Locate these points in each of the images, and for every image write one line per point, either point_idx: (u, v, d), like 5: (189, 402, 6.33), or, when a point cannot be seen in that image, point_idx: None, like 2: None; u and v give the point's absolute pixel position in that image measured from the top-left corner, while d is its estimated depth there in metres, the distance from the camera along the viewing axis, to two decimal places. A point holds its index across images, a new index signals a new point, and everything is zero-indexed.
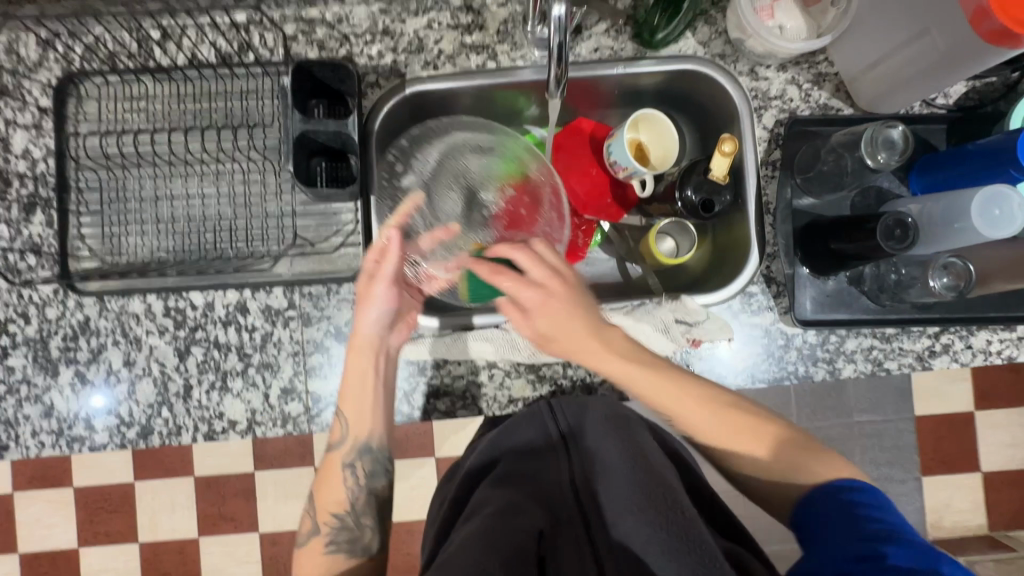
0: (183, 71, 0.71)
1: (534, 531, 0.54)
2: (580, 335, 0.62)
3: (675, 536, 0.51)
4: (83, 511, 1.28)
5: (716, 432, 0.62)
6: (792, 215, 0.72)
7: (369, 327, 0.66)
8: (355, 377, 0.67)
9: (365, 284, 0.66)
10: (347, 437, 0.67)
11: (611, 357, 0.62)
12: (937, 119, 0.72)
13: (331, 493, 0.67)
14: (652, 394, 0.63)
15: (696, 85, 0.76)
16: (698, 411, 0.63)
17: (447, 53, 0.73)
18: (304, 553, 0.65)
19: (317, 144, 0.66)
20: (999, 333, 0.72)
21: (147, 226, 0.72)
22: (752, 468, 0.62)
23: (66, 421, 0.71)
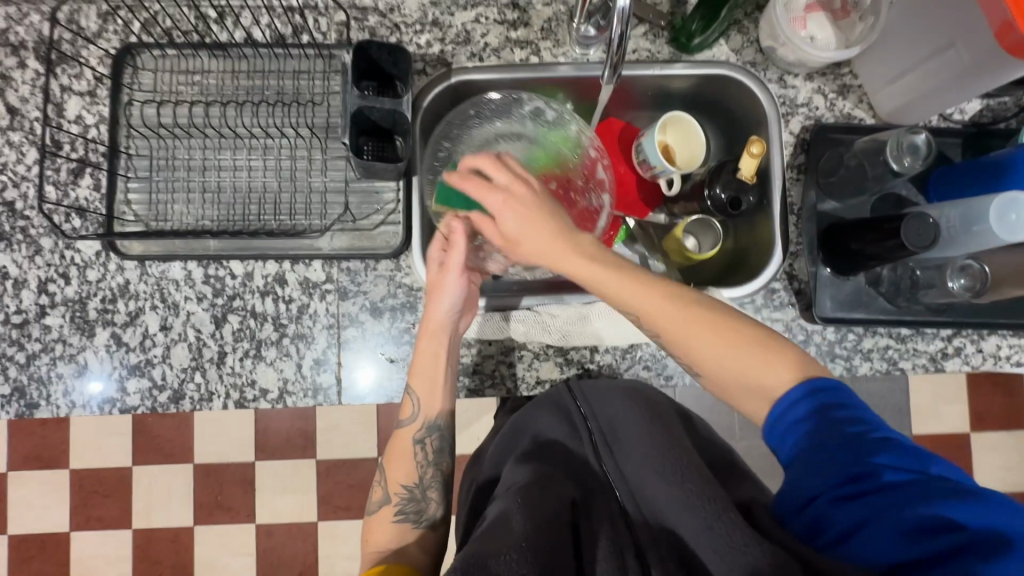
0: (240, 48, 0.74)
1: (567, 499, 0.55)
2: (552, 237, 0.60)
3: (690, 490, 0.52)
4: (75, 494, 1.19)
5: (687, 340, 0.56)
6: (816, 215, 0.76)
7: (441, 310, 0.68)
8: (428, 358, 0.68)
9: (436, 274, 0.68)
10: (417, 415, 0.68)
11: (578, 258, 0.59)
12: (952, 133, 0.76)
13: (401, 466, 0.68)
14: (616, 298, 0.58)
15: (727, 88, 0.80)
16: (692, 329, 0.56)
17: (493, 47, 0.77)
18: (375, 520, 0.66)
19: (368, 122, 0.68)
20: (1008, 339, 0.75)
21: (193, 194, 0.73)
22: (732, 381, 0.56)
23: (63, 396, 0.72)
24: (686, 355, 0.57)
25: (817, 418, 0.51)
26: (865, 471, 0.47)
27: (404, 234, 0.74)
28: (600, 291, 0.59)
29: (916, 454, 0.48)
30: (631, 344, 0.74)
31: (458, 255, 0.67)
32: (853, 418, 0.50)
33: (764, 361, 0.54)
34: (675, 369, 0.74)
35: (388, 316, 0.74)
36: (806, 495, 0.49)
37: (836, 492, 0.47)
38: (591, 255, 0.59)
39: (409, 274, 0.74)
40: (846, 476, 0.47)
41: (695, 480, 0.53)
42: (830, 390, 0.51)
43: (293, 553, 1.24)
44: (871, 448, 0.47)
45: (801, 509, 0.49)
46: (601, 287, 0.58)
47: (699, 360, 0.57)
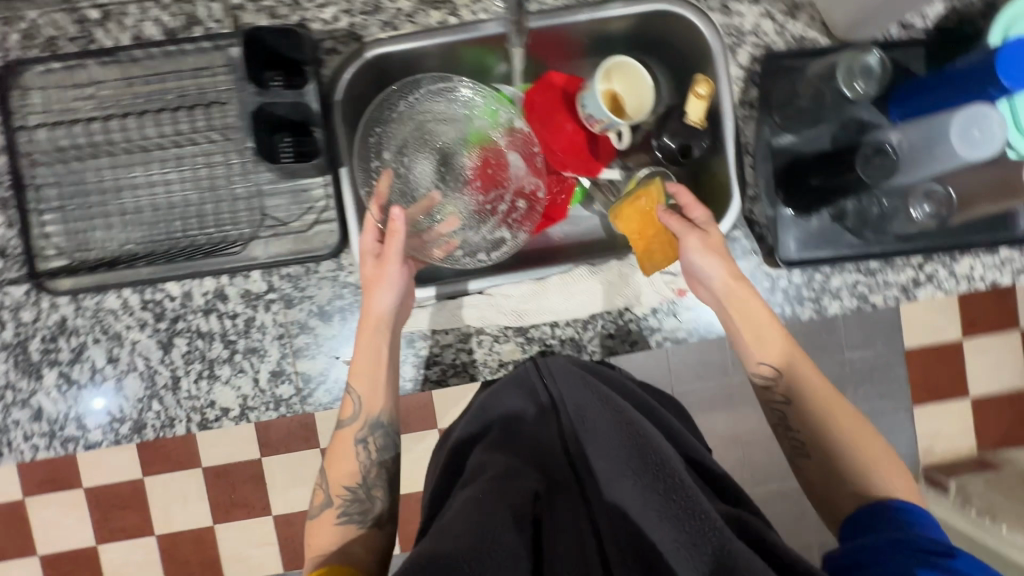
0: (128, 52, 0.67)
1: (530, 492, 0.54)
2: (728, 259, 0.67)
3: (665, 496, 0.49)
4: (97, 509, 1.29)
5: (833, 404, 0.63)
6: (771, 154, 0.71)
7: (381, 305, 0.66)
8: (370, 355, 0.67)
9: (374, 268, 0.66)
10: (359, 414, 0.67)
11: (723, 266, 0.66)
12: (915, 44, 0.70)
13: (343, 465, 0.66)
14: (752, 310, 0.66)
15: (668, 25, 0.73)
16: (841, 405, 0.63)
17: (406, 12, 0.70)
18: (317, 524, 0.65)
19: (278, 118, 0.64)
20: (982, 258, 0.72)
21: (112, 218, 0.69)
22: (838, 473, 0.61)
23: (56, 422, 0.71)
24: (808, 427, 0.63)
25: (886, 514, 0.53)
26: (939, 548, 0.44)
27: (340, 231, 0.70)
28: (739, 312, 0.67)
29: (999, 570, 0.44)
30: (591, 314, 0.71)
31: (395, 247, 0.66)
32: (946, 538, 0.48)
33: (888, 463, 0.60)
34: (640, 334, 0.72)
35: (338, 319, 0.71)
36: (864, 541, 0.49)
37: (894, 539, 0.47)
38: (744, 283, 0.66)
39: (352, 272, 0.71)
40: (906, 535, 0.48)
41: (670, 487, 0.49)
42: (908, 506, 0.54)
43: None
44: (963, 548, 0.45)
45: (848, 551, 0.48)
46: (739, 290, 0.66)
47: (818, 439, 0.63)
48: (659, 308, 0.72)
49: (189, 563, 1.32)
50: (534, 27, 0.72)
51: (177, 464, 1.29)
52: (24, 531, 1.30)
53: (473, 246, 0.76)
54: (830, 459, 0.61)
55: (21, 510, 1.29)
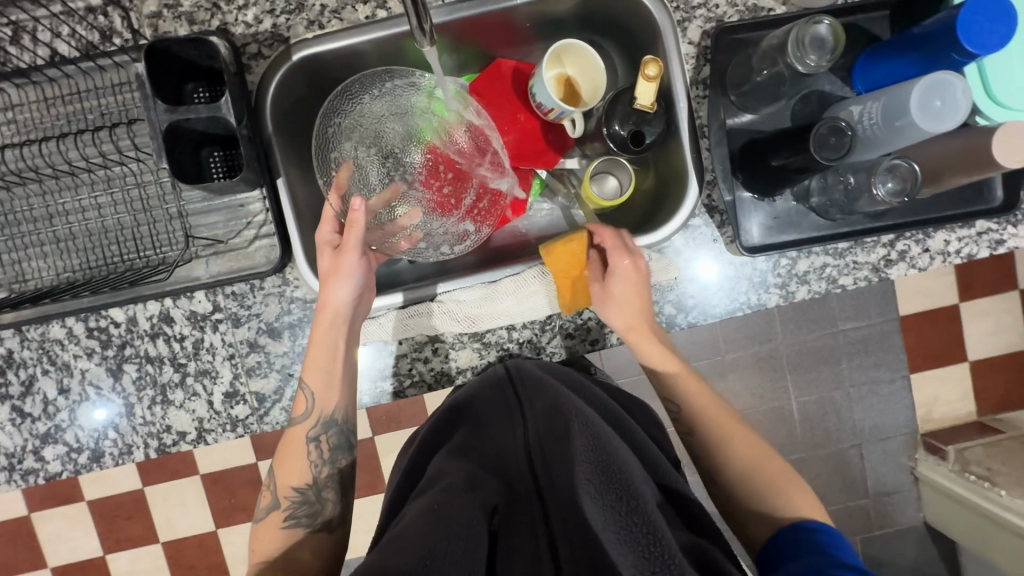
0: (43, 71, 0.65)
1: (486, 505, 0.48)
2: (636, 298, 0.66)
3: (626, 509, 0.43)
4: (101, 520, 1.31)
5: (726, 425, 0.63)
6: (726, 136, 0.66)
7: (339, 294, 0.64)
8: (327, 347, 0.64)
9: (331, 260, 0.64)
10: (311, 411, 0.63)
11: (622, 303, 0.66)
12: (877, 6, 0.65)
13: (294, 471, 0.62)
14: (646, 354, 0.67)
15: (613, 3, 0.68)
16: (732, 427, 0.63)
17: (331, 8, 0.66)
18: (262, 528, 0.61)
19: (199, 133, 0.61)
20: (958, 231, 0.68)
21: (46, 246, 0.67)
22: (742, 500, 0.59)
23: (14, 456, 0.70)
24: (713, 460, 0.62)
25: (803, 543, 0.51)
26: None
27: (281, 245, 0.67)
28: (639, 348, 0.67)
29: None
30: (547, 316, 0.69)
31: (352, 237, 0.63)
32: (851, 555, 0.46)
33: (790, 480, 0.58)
34: (599, 332, 0.70)
35: (288, 335, 0.69)
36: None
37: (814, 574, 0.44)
38: (644, 326, 0.66)
39: (298, 286, 0.69)
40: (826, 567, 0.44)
41: (632, 501, 0.43)
42: (823, 530, 0.52)
43: None
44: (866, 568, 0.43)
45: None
46: (636, 331, 0.67)
47: (711, 449, 0.63)
48: None
49: (194, 567, 1.34)
50: (441, 22, 0.67)
51: (176, 471, 1.29)
52: (31, 546, 1.32)
53: (434, 241, 0.69)
54: (734, 490, 0.60)
55: (26, 526, 1.31)
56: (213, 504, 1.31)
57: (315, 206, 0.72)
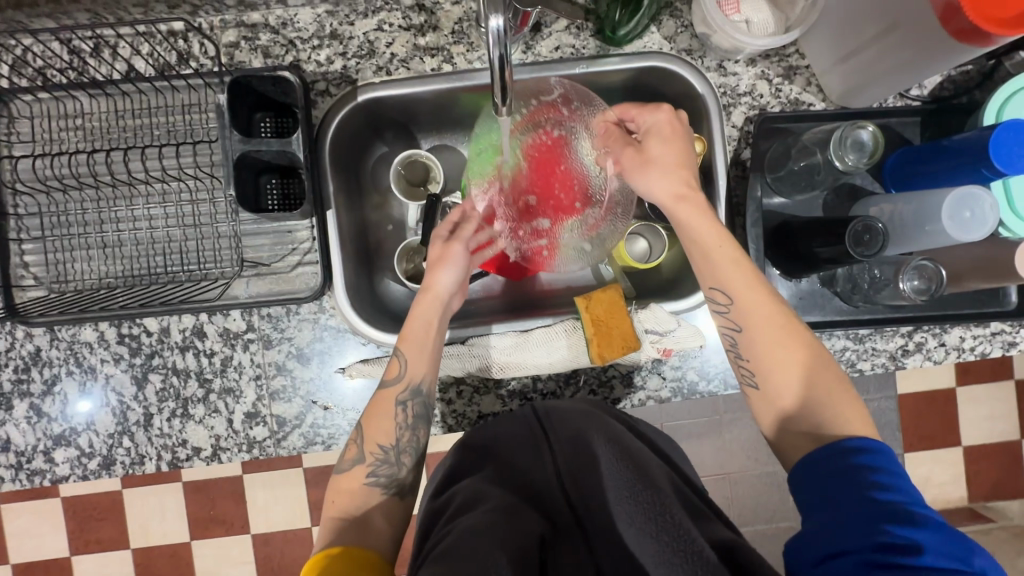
0: (118, 85, 0.67)
1: (535, 536, 0.49)
2: (715, 232, 0.59)
3: (664, 538, 0.45)
4: (73, 520, 1.27)
5: (761, 331, 0.56)
6: (761, 216, 0.69)
7: (445, 276, 0.66)
8: (423, 323, 0.65)
9: (440, 247, 0.67)
10: (404, 376, 0.63)
11: (707, 248, 0.59)
12: (911, 112, 0.69)
13: (380, 426, 0.62)
14: (694, 234, 0.60)
15: (665, 82, 0.72)
16: (774, 334, 0.56)
17: (400, 57, 0.69)
18: (343, 479, 0.60)
19: (262, 163, 0.65)
20: (973, 329, 0.71)
21: (93, 250, 0.68)
22: (778, 399, 0.55)
23: (24, 455, 0.70)
24: (756, 363, 0.57)
25: (848, 466, 0.48)
26: (900, 545, 0.41)
27: (323, 272, 0.69)
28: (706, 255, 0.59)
29: (965, 541, 0.42)
30: (573, 370, 0.70)
31: (466, 231, 0.69)
32: (895, 486, 0.45)
33: (820, 385, 0.54)
34: (621, 392, 0.71)
35: (317, 362, 0.70)
36: (836, 547, 0.44)
37: (869, 555, 0.42)
38: (715, 252, 0.58)
39: (334, 314, 0.70)
40: (878, 541, 0.42)
41: (671, 530, 0.46)
42: (875, 449, 0.48)
43: (290, 559, 1.29)
44: (911, 518, 0.43)
45: (820, 563, 0.44)
46: (702, 259, 0.59)
47: (761, 359, 0.56)
48: (643, 365, 0.71)
49: None
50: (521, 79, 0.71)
51: (156, 477, 1.27)
52: None
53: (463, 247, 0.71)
54: (774, 397, 0.55)
55: None
56: (190, 512, 1.28)
57: (357, 238, 0.74)
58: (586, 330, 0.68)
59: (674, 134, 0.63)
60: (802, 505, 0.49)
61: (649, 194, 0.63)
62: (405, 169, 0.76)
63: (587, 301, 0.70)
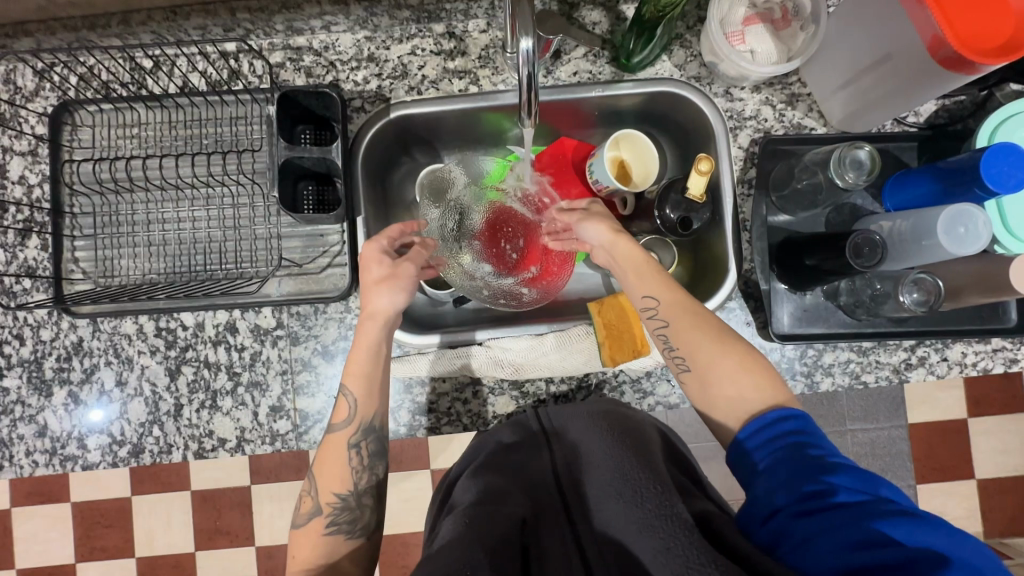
0: (174, 98, 0.73)
1: (517, 518, 0.51)
2: (639, 253, 0.66)
3: (646, 506, 0.48)
4: (78, 527, 1.10)
5: (687, 326, 0.60)
6: (767, 232, 0.74)
7: (383, 304, 0.66)
8: (367, 353, 0.65)
9: (386, 270, 0.67)
10: (353, 417, 0.64)
11: (638, 262, 0.66)
12: (908, 137, 0.73)
13: (334, 473, 0.63)
14: (625, 252, 0.67)
15: (676, 105, 0.77)
16: (697, 327, 0.60)
17: (430, 79, 0.75)
18: (303, 533, 0.62)
19: (302, 169, 0.71)
20: (975, 345, 0.73)
21: (139, 248, 0.74)
22: (708, 387, 0.57)
23: (58, 440, 0.73)
24: (685, 352, 0.60)
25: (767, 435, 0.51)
26: (816, 490, 0.45)
27: (351, 275, 0.73)
28: (635, 270, 0.65)
29: (871, 475, 0.45)
30: (585, 373, 0.73)
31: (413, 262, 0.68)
32: (807, 441, 0.49)
33: (746, 365, 0.57)
34: (631, 396, 0.74)
35: (340, 359, 0.73)
36: (769, 507, 0.46)
37: (795, 506, 0.45)
38: (645, 269, 0.65)
39: (359, 315, 0.74)
40: (801, 491, 0.45)
41: (655, 500, 0.48)
42: (790, 414, 0.52)
43: None
44: (823, 465, 0.46)
45: (763, 524, 0.46)
46: (633, 271, 0.66)
47: (690, 351, 0.60)
48: (653, 372, 0.73)
49: None
50: (546, 100, 0.76)
51: (167, 483, 1.10)
52: None
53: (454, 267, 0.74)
54: (704, 383, 0.58)
55: None
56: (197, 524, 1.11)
57: None
58: (596, 330, 0.72)
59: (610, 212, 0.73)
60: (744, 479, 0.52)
61: (592, 238, 0.70)
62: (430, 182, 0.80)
63: (597, 305, 0.74)
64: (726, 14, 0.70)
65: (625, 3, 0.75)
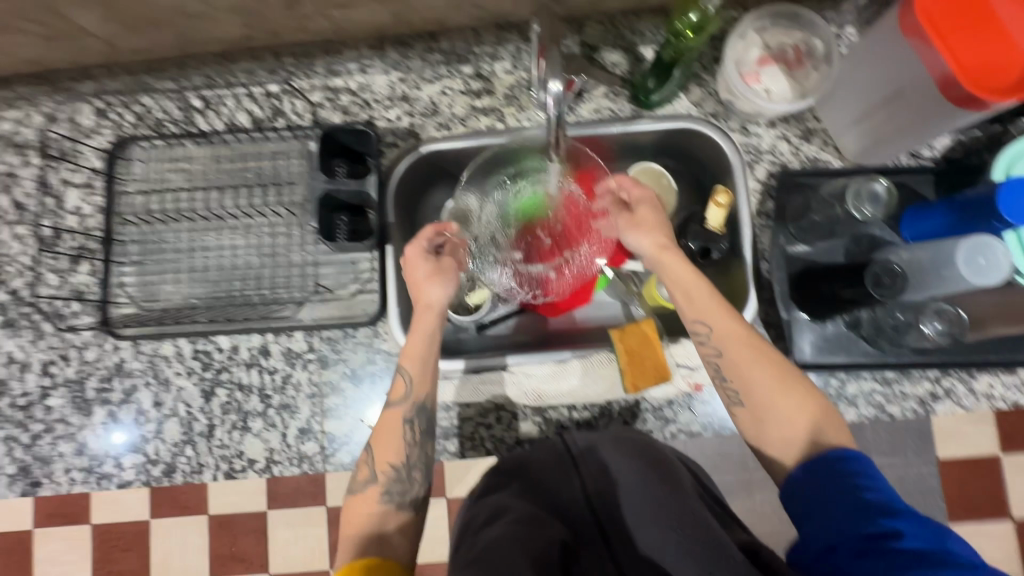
0: (220, 135, 0.79)
1: (557, 542, 0.52)
2: (692, 274, 0.65)
3: (704, 559, 0.48)
4: (99, 550, 1.10)
5: (741, 357, 0.60)
6: (786, 262, 0.75)
7: (436, 297, 0.69)
8: (419, 338, 0.68)
9: (427, 269, 0.70)
10: (409, 395, 0.66)
11: (690, 284, 0.64)
12: (924, 170, 0.75)
13: (388, 447, 0.65)
14: (677, 276, 0.65)
15: (694, 140, 0.79)
16: (752, 359, 0.60)
17: (459, 116, 0.80)
18: (356, 500, 0.63)
19: (338, 201, 0.75)
20: (1001, 377, 0.73)
21: (181, 274, 0.78)
22: (764, 419, 0.58)
23: (97, 458, 0.76)
24: (740, 383, 0.60)
25: (825, 471, 0.52)
26: (881, 533, 0.46)
27: (380, 301, 0.76)
28: (684, 294, 0.64)
29: (937, 524, 0.46)
30: (607, 400, 0.74)
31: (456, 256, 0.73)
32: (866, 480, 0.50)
33: (801, 404, 0.58)
34: (653, 424, 0.74)
35: (368, 383, 0.76)
36: (827, 542, 0.49)
37: (856, 545, 0.47)
38: (695, 290, 0.64)
39: (387, 339, 0.76)
40: (864, 531, 0.47)
41: (709, 551, 0.48)
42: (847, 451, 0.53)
43: None
44: (885, 508, 0.48)
45: (817, 556, 0.49)
46: (682, 294, 0.64)
47: (744, 384, 0.60)
48: (675, 400, 0.74)
49: None
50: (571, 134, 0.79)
51: (189, 506, 1.10)
52: None
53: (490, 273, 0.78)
54: (761, 417, 0.58)
55: None
56: (212, 550, 1.10)
57: None
58: (619, 356, 0.72)
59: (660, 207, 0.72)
60: (794, 508, 0.54)
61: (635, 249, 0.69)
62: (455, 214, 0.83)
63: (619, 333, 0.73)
64: (741, 54, 0.74)
65: (643, 44, 0.79)
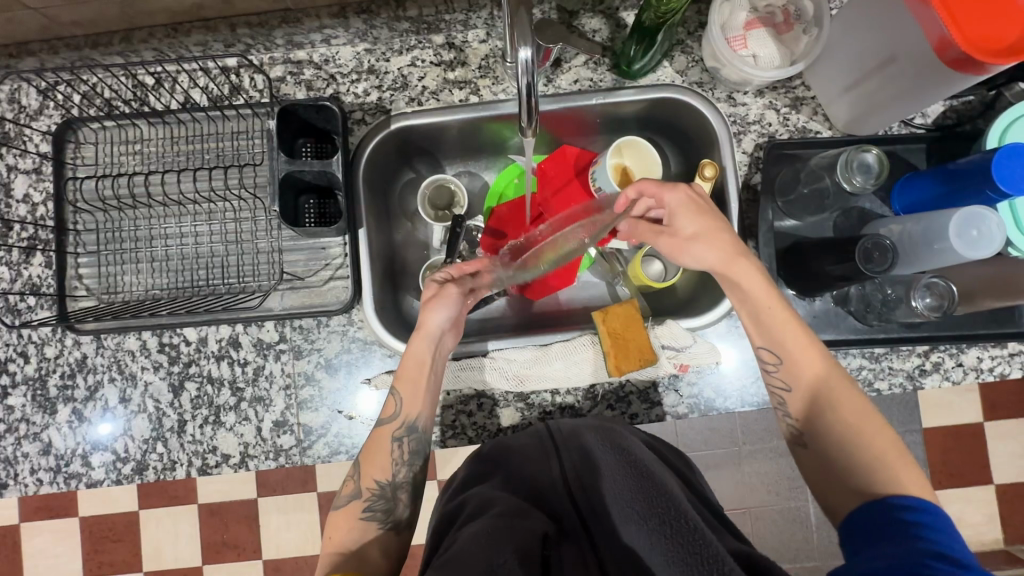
0: (175, 114, 0.74)
1: (539, 533, 0.51)
2: (759, 292, 0.59)
3: (675, 541, 0.45)
4: (88, 540, 1.08)
5: (814, 391, 0.55)
6: (774, 237, 0.72)
7: (435, 321, 0.66)
8: (417, 359, 0.65)
9: (433, 291, 0.69)
10: (399, 414, 0.64)
11: (758, 305, 0.58)
12: (915, 139, 0.72)
13: (377, 462, 0.62)
14: (747, 292, 0.59)
15: (678, 112, 0.76)
16: (826, 394, 0.54)
17: (431, 89, 0.75)
18: (340, 515, 0.60)
19: (303, 183, 0.70)
20: (991, 350, 0.71)
21: (142, 264, 0.74)
22: (831, 459, 0.52)
23: (63, 458, 0.73)
24: (806, 419, 0.55)
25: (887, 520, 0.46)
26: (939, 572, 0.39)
27: (353, 287, 0.72)
28: (751, 315, 0.59)
29: None
30: (591, 384, 0.72)
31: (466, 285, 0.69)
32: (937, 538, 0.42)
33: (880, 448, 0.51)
34: (639, 408, 0.72)
35: (343, 373, 0.73)
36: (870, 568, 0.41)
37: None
38: (762, 312, 0.58)
39: (362, 327, 0.73)
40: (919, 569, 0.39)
41: (683, 532, 0.45)
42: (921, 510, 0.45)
43: None
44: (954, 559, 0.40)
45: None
46: (749, 316, 0.59)
47: (812, 419, 0.55)
48: (660, 381, 0.72)
49: None
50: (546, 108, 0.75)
51: (173, 497, 1.08)
52: None
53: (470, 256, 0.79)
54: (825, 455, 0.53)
55: None
56: (205, 537, 1.08)
57: (386, 258, 0.78)
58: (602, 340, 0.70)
59: (701, 208, 0.63)
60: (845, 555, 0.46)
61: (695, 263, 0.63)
62: (433, 191, 0.79)
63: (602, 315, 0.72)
64: (727, 19, 0.70)
65: (625, 10, 0.75)
